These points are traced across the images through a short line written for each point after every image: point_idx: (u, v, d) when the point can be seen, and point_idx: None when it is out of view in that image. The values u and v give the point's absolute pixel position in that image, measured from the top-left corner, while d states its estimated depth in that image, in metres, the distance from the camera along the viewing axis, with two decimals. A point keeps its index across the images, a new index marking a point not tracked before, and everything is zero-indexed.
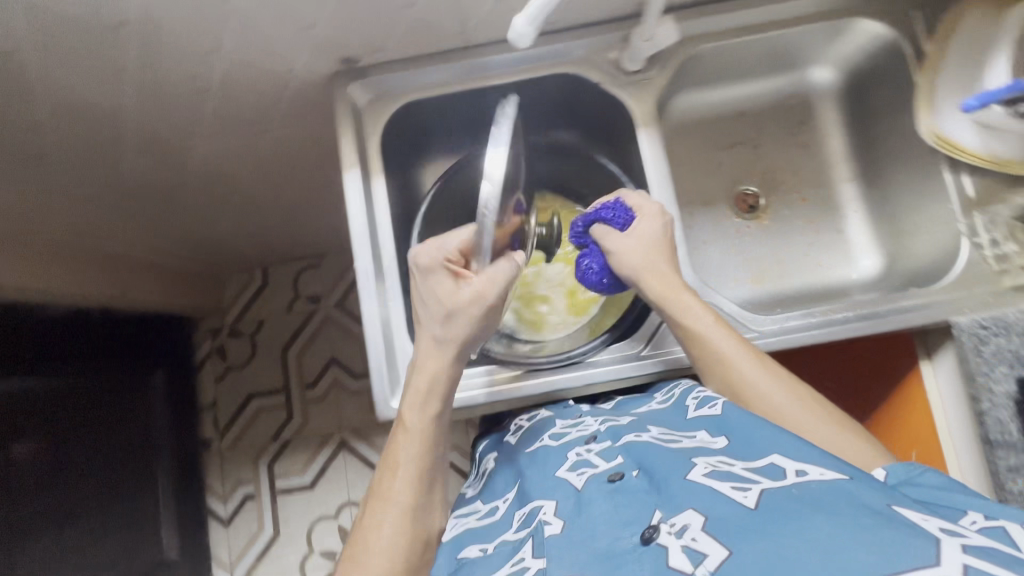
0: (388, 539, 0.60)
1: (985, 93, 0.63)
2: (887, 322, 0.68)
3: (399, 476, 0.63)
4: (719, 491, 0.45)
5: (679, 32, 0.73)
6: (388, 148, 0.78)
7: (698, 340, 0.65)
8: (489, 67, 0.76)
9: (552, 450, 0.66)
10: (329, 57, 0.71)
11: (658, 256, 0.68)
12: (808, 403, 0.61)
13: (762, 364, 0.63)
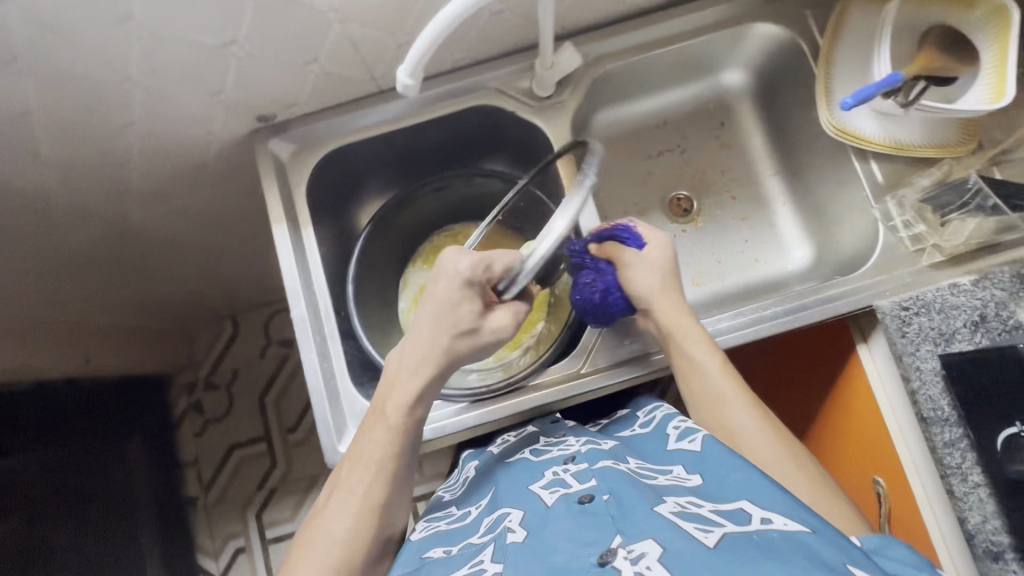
0: (351, 530, 0.57)
1: (862, 92, 0.63)
2: (811, 313, 0.70)
3: (367, 471, 0.60)
4: (683, 526, 0.45)
5: (583, 56, 0.76)
6: (318, 196, 0.80)
7: (693, 372, 0.67)
8: (407, 107, 0.78)
9: (532, 464, 0.65)
10: (246, 116, 0.72)
11: (665, 296, 0.70)
12: (790, 450, 0.61)
13: (751, 402, 0.64)
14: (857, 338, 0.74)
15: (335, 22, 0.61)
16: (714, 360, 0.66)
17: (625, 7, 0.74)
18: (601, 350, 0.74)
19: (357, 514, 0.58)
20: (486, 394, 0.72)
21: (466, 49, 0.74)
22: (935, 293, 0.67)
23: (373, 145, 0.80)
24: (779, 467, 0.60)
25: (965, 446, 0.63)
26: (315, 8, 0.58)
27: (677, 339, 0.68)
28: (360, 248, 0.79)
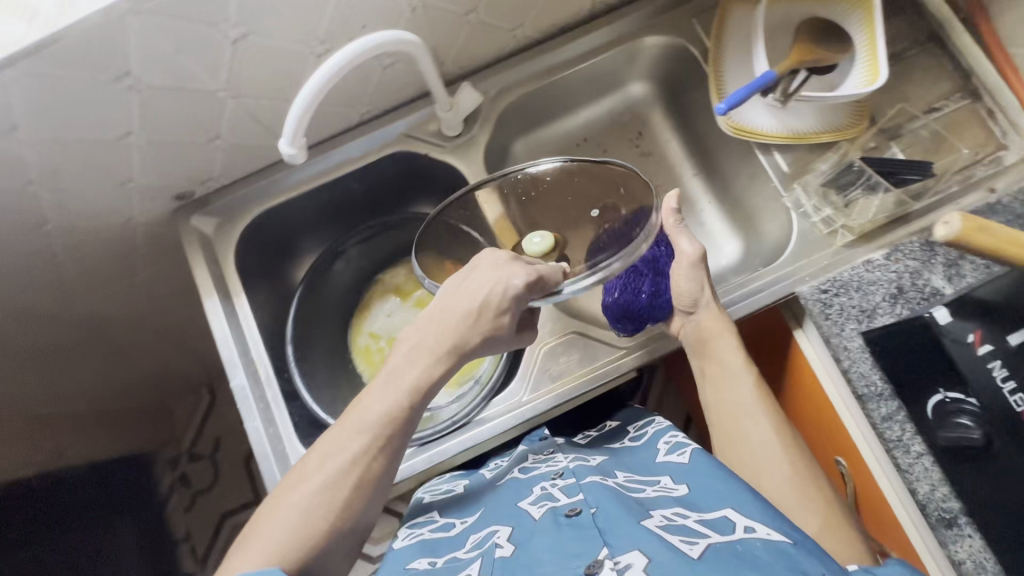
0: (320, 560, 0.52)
1: (733, 98, 0.65)
2: (739, 308, 0.71)
3: (314, 477, 0.54)
4: (669, 538, 0.47)
5: (482, 93, 0.78)
6: (249, 264, 0.80)
7: (722, 383, 0.67)
8: (322, 164, 0.79)
9: (521, 481, 0.65)
10: (164, 198, 0.74)
11: (709, 311, 0.68)
12: (806, 479, 0.60)
13: (773, 416, 0.64)
14: (795, 324, 0.73)
15: (226, 98, 0.62)
16: (745, 373, 0.66)
17: (517, 40, 0.77)
18: (538, 377, 0.72)
19: (321, 490, 0.53)
20: (431, 436, 0.71)
21: (369, 102, 0.76)
22: (851, 273, 0.69)
23: (296, 206, 0.81)
24: (792, 488, 0.59)
25: (902, 417, 0.62)
26: (203, 88, 0.60)
27: (708, 350, 0.68)
28: (295, 306, 0.80)
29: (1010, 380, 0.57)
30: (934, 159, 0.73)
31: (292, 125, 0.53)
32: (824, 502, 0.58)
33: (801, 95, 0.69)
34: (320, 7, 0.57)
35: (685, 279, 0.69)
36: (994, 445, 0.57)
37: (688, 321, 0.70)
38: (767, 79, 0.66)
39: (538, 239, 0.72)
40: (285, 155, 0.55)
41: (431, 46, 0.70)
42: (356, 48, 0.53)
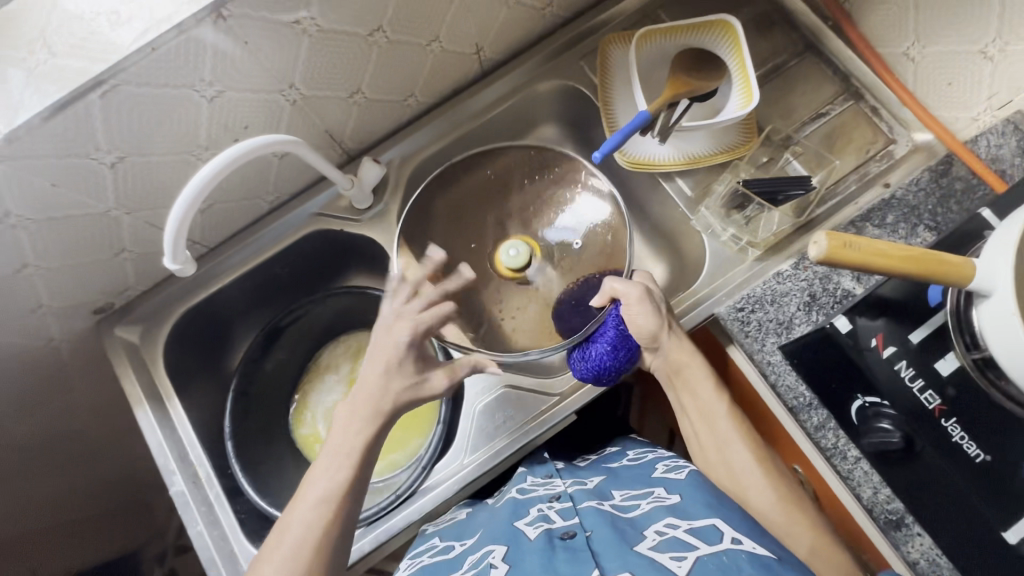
0: None
1: (606, 145, 0.70)
2: None
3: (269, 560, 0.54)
4: (660, 557, 0.47)
5: (384, 162, 0.79)
6: (180, 363, 0.80)
7: (698, 411, 0.65)
8: (240, 255, 0.79)
9: (519, 503, 0.64)
10: (82, 313, 0.74)
11: (674, 342, 0.66)
12: (795, 501, 0.58)
13: (751, 441, 0.62)
14: (725, 341, 0.70)
15: (120, 215, 0.63)
16: (719, 399, 0.64)
17: (411, 108, 0.79)
18: (478, 437, 0.72)
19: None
20: (377, 514, 0.69)
21: (274, 190, 0.77)
22: (763, 287, 0.67)
23: (220, 299, 0.80)
24: (780, 513, 0.58)
25: (834, 425, 0.60)
26: (94, 210, 0.61)
27: (680, 381, 0.67)
28: (230, 402, 0.79)
29: (918, 379, 0.57)
30: (813, 172, 0.76)
31: (172, 230, 0.54)
32: (811, 530, 0.57)
33: (682, 127, 0.71)
34: (193, 119, 0.58)
35: (640, 315, 0.65)
36: (916, 447, 0.56)
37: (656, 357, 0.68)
38: (643, 118, 0.68)
39: (514, 253, 0.80)
40: (173, 269, 0.56)
41: (323, 130, 0.72)
42: (237, 149, 0.55)
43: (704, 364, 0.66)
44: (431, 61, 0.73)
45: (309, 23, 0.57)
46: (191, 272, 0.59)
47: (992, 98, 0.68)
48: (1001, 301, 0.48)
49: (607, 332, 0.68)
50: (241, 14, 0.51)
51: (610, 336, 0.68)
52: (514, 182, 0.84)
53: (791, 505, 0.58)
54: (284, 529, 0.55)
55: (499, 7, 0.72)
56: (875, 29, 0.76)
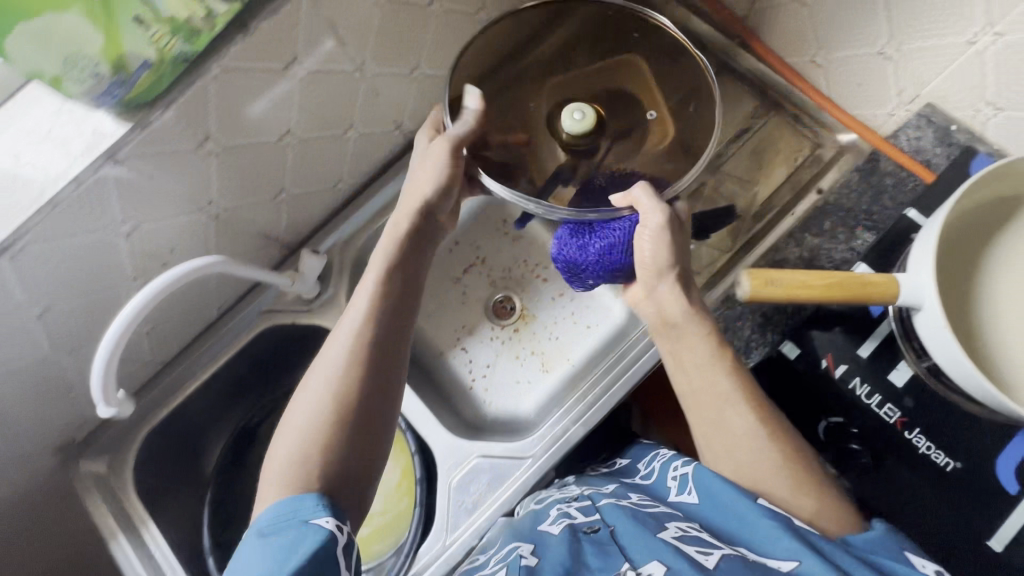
0: (321, 389, 0.55)
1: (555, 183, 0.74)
2: (619, 387, 0.73)
3: (328, 345, 0.58)
4: (684, 546, 0.49)
5: (326, 250, 0.79)
6: (152, 484, 0.78)
7: (696, 369, 0.59)
8: (196, 364, 0.79)
9: (537, 511, 0.64)
10: (42, 454, 0.73)
11: (671, 291, 0.63)
12: (796, 475, 0.53)
13: (754, 403, 0.56)
14: None
15: (59, 358, 0.63)
16: (716, 362, 0.58)
17: (342, 192, 0.80)
18: (457, 513, 0.69)
19: (299, 448, 0.51)
20: None
21: (218, 297, 0.77)
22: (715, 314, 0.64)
23: (185, 410, 0.79)
24: (783, 477, 0.53)
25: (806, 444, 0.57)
26: (32, 359, 0.61)
27: (673, 334, 0.62)
28: (207, 515, 0.77)
29: (875, 394, 0.56)
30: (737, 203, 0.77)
31: (97, 376, 0.52)
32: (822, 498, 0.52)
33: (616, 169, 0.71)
34: (115, 254, 0.58)
35: (647, 243, 0.64)
36: (884, 464, 0.55)
37: (655, 306, 0.64)
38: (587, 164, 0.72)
39: (579, 116, 0.70)
40: (106, 413, 0.54)
41: (255, 232, 0.72)
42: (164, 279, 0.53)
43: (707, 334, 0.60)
44: (351, 146, 0.74)
45: (211, 145, 0.57)
46: (132, 410, 0.57)
47: (900, 95, 0.67)
48: (931, 313, 0.48)
49: (625, 239, 0.66)
50: (139, 154, 0.52)
51: (628, 244, 0.67)
52: (580, 49, 0.78)
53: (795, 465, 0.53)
54: (305, 386, 0.56)
55: (408, 84, 0.73)
56: (777, 43, 0.77)
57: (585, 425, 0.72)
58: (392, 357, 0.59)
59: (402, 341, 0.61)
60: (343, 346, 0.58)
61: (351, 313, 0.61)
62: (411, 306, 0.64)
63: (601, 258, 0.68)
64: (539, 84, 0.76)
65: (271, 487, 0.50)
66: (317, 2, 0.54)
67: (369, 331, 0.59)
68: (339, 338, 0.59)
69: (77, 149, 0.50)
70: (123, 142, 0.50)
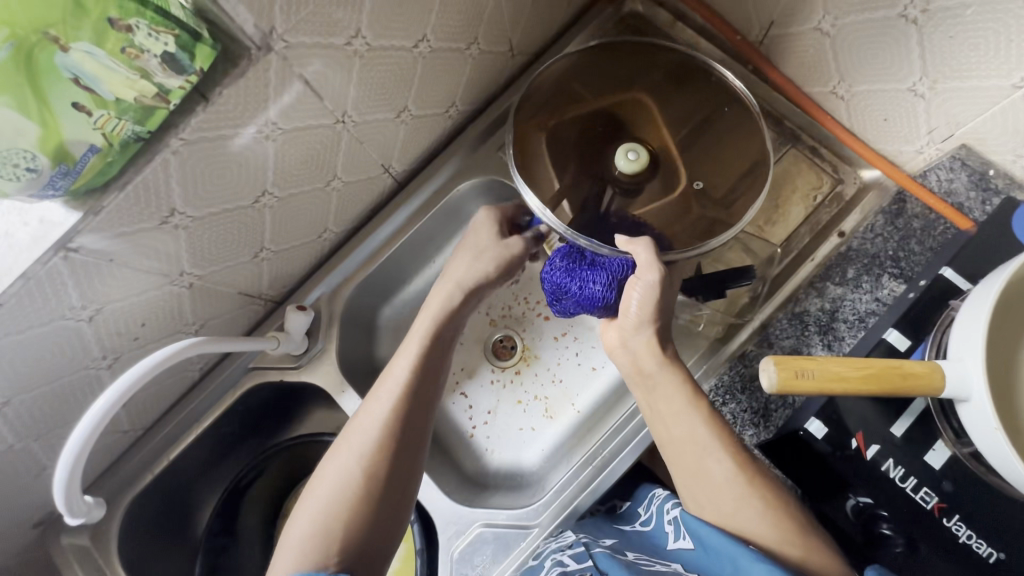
0: (352, 462, 0.54)
1: None
2: (631, 448, 0.69)
3: (360, 417, 0.58)
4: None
5: (312, 303, 0.74)
6: (138, 553, 0.74)
7: (672, 417, 0.57)
8: (179, 428, 0.74)
9: (533, 566, 0.61)
10: (20, 533, 0.69)
11: (644, 339, 0.59)
12: (777, 517, 0.51)
13: (735, 452, 0.54)
14: None
15: (27, 445, 0.59)
16: (693, 408, 0.56)
17: (328, 240, 0.74)
18: None
19: (322, 518, 0.51)
20: None
21: (199, 359, 0.73)
22: (731, 374, 0.64)
23: (170, 475, 0.75)
24: (770, 525, 0.51)
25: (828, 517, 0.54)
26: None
27: (648, 382, 0.59)
28: None
29: (910, 477, 0.51)
30: (755, 253, 0.71)
31: (62, 474, 0.50)
32: (810, 548, 0.50)
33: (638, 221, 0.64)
34: (79, 339, 0.54)
35: (632, 296, 0.59)
36: (919, 552, 0.50)
37: (629, 361, 0.61)
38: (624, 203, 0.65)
39: (633, 156, 0.63)
40: (68, 512, 0.52)
41: (235, 293, 0.67)
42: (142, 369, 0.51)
43: (680, 379, 0.58)
44: (335, 197, 0.69)
45: (178, 218, 0.52)
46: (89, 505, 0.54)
47: (932, 133, 0.62)
48: (980, 408, 0.44)
49: (611, 267, 0.62)
50: (97, 239, 0.47)
51: (611, 274, 0.61)
52: (581, 79, 0.71)
53: (779, 512, 0.52)
54: (335, 455, 0.56)
55: (395, 128, 0.67)
56: (795, 72, 0.71)
57: (593, 490, 0.68)
58: (418, 436, 0.58)
59: (429, 415, 0.60)
60: (376, 420, 0.57)
61: (386, 386, 0.60)
62: (437, 369, 0.63)
63: (579, 278, 0.63)
64: (562, 112, 0.69)
65: (288, 554, 0.49)
66: (286, 59, 0.48)
67: (402, 405, 0.58)
68: (373, 411, 0.58)
69: (24, 243, 0.45)
70: (75, 232, 0.46)
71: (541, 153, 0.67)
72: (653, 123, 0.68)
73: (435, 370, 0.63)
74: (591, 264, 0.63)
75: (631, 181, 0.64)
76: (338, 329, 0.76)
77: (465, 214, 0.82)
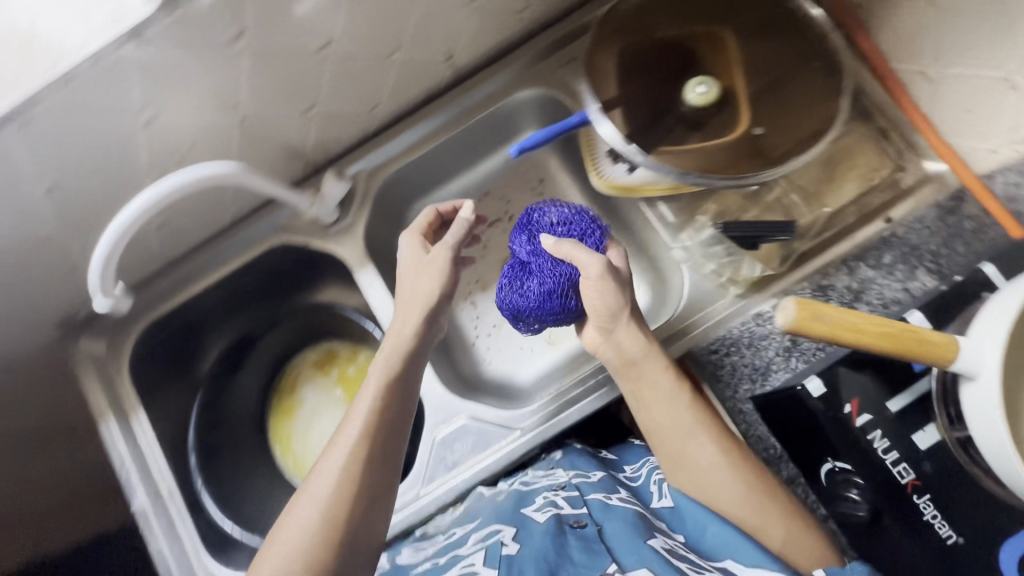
0: (313, 512, 0.53)
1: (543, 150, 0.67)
2: None
3: (323, 464, 0.57)
4: (675, 562, 0.50)
5: (351, 177, 0.75)
6: (147, 375, 0.78)
7: (656, 405, 0.59)
8: (203, 268, 0.78)
9: (521, 495, 0.63)
10: (45, 327, 0.74)
11: (629, 328, 0.61)
12: (757, 505, 0.54)
13: (717, 436, 0.56)
14: None
15: (66, 239, 0.63)
16: (676, 393, 0.58)
17: (377, 117, 0.74)
18: (434, 465, 0.69)
19: (285, 565, 0.51)
20: None
21: (233, 204, 0.75)
22: (742, 328, 0.64)
23: (185, 312, 0.79)
24: (749, 505, 0.54)
25: (804, 482, 0.58)
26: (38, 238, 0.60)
27: (634, 373, 0.61)
28: (195, 416, 0.78)
29: (892, 451, 0.52)
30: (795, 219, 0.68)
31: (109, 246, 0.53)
32: (783, 518, 0.54)
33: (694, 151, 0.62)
34: (132, 142, 0.56)
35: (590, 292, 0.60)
36: (883, 524, 0.52)
37: (611, 359, 0.62)
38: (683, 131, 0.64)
39: (703, 89, 0.62)
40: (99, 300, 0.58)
41: (279, 145, 0.68)
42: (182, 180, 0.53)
43: (665, 366, 0.60)
44: (394, 71, 0.68)
45: (244, 43, 0.53)
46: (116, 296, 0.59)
47: (1012, 132, 0.59)
48: (985, 389, 0.44)
49: (562, 273, 0.64)
50: (166, 39, 0.48)
51: (563, 279, 0.65)
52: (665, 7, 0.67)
53: (760, 494, 0.54)
54: (300, 500, 0.55)
55: (467, 13, 0.66)
56: (887, 44, 0.67)
57: (580, 412, 0.70)
58: (383, 476, 0.57)
59: (396, 451, 0.59)
60: (336, 466, 0.56)
61: (349, 426, 0.58)
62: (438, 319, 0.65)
63: (541, 295, 0.66)
64: (646, 30, 0.67)
65: None
66: None
67: (366, 446, 0.57)
68: (335, 455, 0.56)
69: (99, 22, 0.47)
70: (147, 24, 0.46)
71: (617, 66, 0.66)
72: (724, 62, 0.66)
73: (402, 406, 0.60)
74: (546, 280, 0.65)
75: (694, 111, 0.63)
76: (369, 208, 0.77)
77: (510, 132, 0.82)
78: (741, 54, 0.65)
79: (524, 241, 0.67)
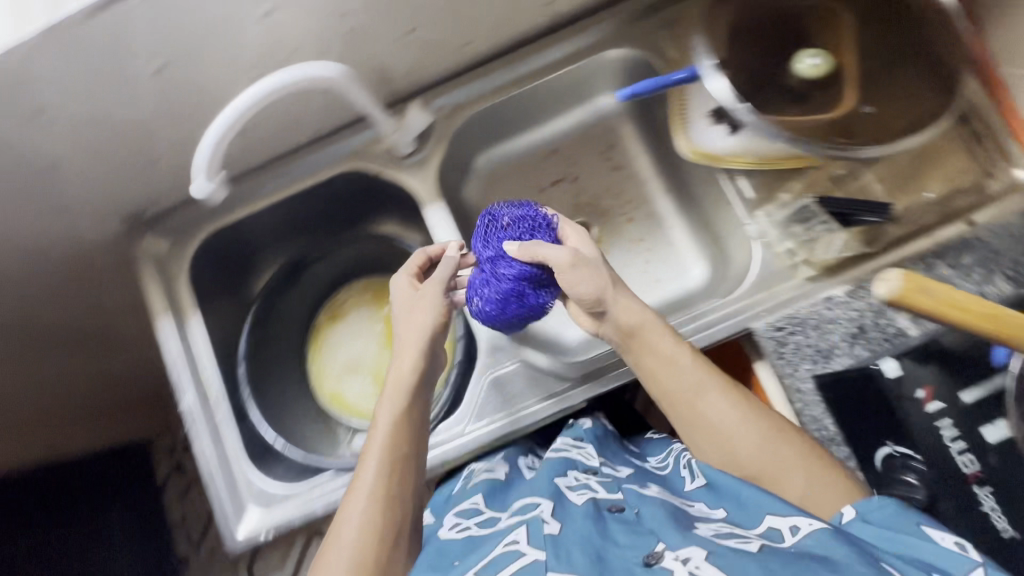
0: (357, 529, 0.56)
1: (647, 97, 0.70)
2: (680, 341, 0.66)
3: (358, 486, 0.58)
4: (722, 540, 0.46)
5: (431, 113, 0.75)
6: (202, 279, 0.79)
7: (661, 371, 0.58)
8: (271, 182, 0.78)
9: (548, 472, 0.64)
10: (115, 215, 0.75)
11: (620, 302, 0.59)
12: (786, 453, 0.54)
13: (726, 389, 0.58)
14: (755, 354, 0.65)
15: (155, 120, 0.64)
16: (681, 355, 0.58)
17: (466, 55, 0.74)
18: (479, 407, 0.71)
19: None
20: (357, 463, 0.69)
21: (311, 122, 0.75)
22: (808, 309, 0.62)
23: (247, 224, 0.79)
24: (773, 449, 0.54)
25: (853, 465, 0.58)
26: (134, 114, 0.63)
27: (635, 343, 0.60)
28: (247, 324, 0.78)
29: (959, 440, 0.54)
30: None
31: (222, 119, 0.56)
32: (833, 474, 0.53)
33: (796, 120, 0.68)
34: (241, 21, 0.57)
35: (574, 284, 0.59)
36: (938, 508, 0.54)
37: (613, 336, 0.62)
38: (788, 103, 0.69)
39: (813, 62, 0.67)
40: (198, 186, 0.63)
41: (370, 64, 0.68)
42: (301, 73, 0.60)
43: (666, 329, 0.59)
44: (496, 5, 0.67)
45: None
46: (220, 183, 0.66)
47: None
48: None
49: (519, 271, 0.63)
50: None
51: (519, 277, 0.63)
52: None
53: (788, 439, 0.55)
54: (341, 521, 0.57)
55: None
56: None
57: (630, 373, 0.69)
58: (413, 480, 0.60)
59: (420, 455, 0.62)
60: (371, 480, 0.58)
61: (374, 443, 0.60)
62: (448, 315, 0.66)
63: (502, 298, 0.64)
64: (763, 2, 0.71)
65: None
66: None
67: (396, 457, 0.59)
68: (367, 472, 0.58)
69: None
70: None
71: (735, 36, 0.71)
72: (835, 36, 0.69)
73: (420, 415, 0.63)
74: (500, 283, 0.64)
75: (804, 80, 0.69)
76: (443, 145, 0.77)
77: (591, 89, 0.81)
78: (854, 35, 0.68)
79: (481, 246, 0.65)
